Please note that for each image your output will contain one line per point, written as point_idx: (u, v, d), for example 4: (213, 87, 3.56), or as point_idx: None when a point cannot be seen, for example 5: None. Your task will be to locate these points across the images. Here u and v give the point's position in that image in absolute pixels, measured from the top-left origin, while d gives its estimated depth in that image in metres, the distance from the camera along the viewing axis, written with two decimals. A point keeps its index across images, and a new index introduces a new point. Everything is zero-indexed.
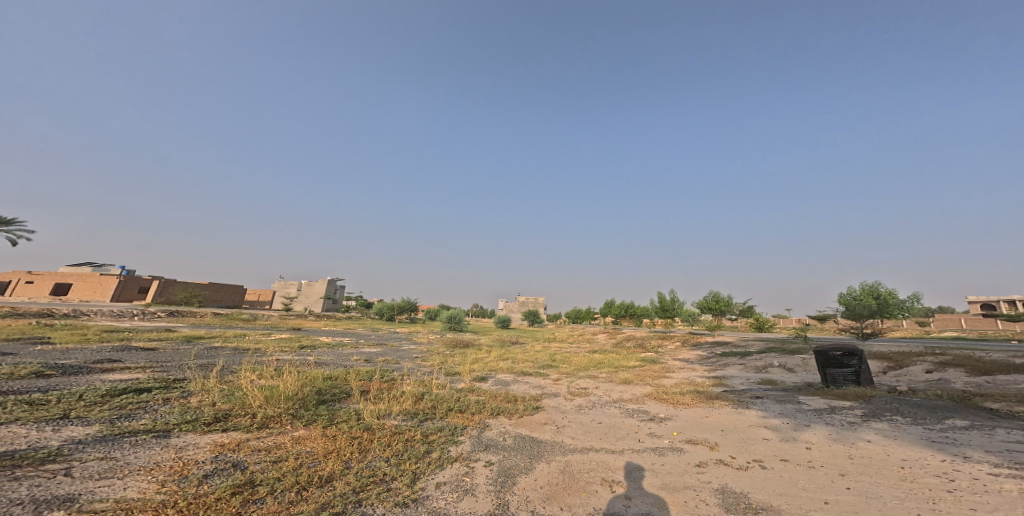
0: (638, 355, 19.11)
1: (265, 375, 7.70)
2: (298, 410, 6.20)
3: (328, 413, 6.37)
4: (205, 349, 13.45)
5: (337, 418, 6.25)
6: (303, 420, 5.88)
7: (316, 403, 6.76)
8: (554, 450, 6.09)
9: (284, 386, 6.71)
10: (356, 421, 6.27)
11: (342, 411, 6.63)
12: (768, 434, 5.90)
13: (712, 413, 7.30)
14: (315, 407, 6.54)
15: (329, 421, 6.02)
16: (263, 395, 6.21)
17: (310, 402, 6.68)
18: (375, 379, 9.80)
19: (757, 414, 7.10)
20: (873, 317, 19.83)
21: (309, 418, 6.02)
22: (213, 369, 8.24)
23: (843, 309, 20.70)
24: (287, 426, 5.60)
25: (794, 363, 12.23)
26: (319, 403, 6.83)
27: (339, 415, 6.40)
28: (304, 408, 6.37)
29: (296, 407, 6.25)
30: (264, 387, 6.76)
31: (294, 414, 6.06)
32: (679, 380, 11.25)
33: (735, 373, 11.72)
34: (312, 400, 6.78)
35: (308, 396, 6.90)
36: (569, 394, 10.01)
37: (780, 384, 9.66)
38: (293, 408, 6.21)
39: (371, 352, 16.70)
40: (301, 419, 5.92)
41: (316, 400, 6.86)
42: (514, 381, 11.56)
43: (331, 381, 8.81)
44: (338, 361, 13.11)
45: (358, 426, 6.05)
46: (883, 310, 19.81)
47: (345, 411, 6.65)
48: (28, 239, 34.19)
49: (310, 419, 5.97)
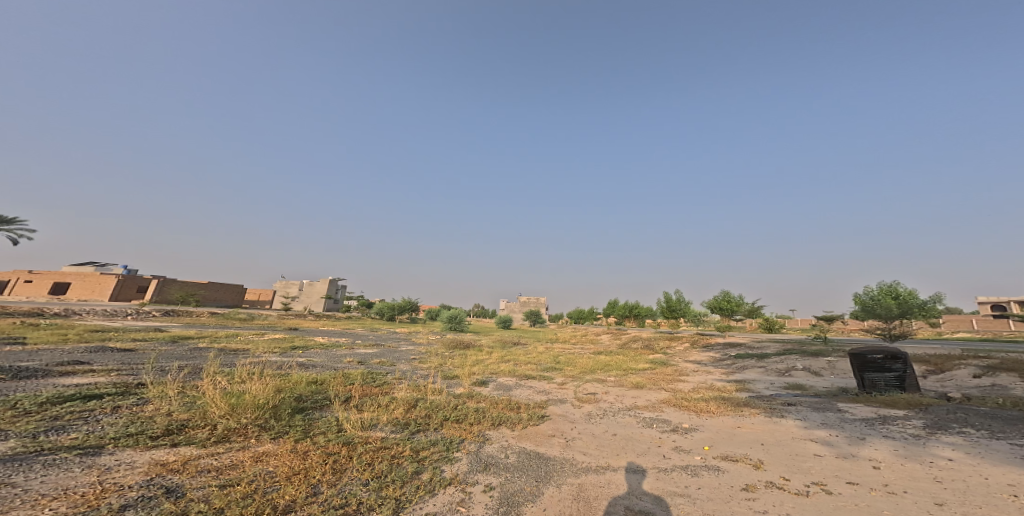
0: (646, 357, 18.20)
1: (237, 379, 6.86)
2: (266, 421, 5.37)
3: (303, 424, 5.55)
4: (187, 349, 12.58)
5: (312, 431, 5.43)
6: (272, 433, 5.06)
7: (291, 414, 5.94)
8: (564, 470, 5.22)
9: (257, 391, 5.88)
10: (335, 434, 5.44)
11: (320, 422, 5.81)
12: (819, 449, 5.07)
13: (744, 423, 6.44)
14: (290, 418, 5.72)
15: (303, 434, 5.19)
16: (227, 403, 5.36)
17: (284, 413, 5.85)
18: (366, 384, 8.93)
19: (796, 424, 6.25)
20: (894, 318, 18.81)
21: (279, 431, 5.18)
22: (183, 373, 7.37)
23: (862, 309, 19.68)
24: (250, 440, 4.77)
25: (820, 365, 11.33)
26: (294, 413, 6.00)
27: (317, 427, 5.58)
28: (275, 419, 5.54)
29: (266, 418, 5.42)
30: (232, 393, 5.92)
31: (263, 426, 5.25)
32: (696, 385, 10.33)
33: (757, 377, 10.81)
34: (286, 408, 5.99)
35: (283, 404, 6.11)
36: (577, 401, 9.12)
37: (811, 389, 8.76)
38: (262, 418, 5.39)
39: (365, 353, 15.84)
40: (269, 431, 5.10)
41: (291, 410, 6.04)
42: (517, 386, 10.67)
43: (314, 386, 7.97)
44: (330, 363, 12.25)
45: (336, 440, 5.21)
46: (905, 310, 18.79)
47: (324, 421, 5.85)
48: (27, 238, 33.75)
49: (281, 431, 5.16)
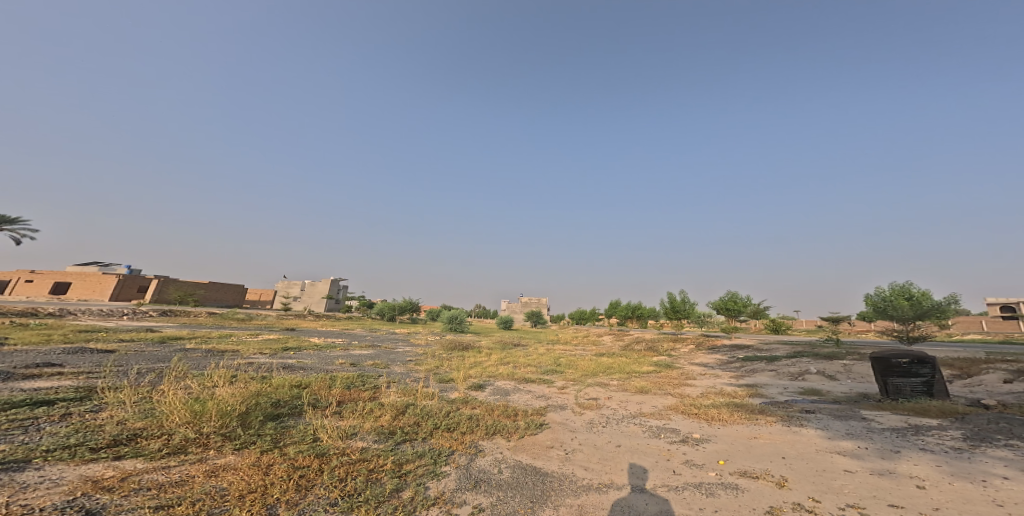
0: (650, 359, 17.57)
1: (209, 384, 6.34)
2: (232, 429, 4.89)
3: (272, 434, 5.06)
4: (174, 350, 12.12)
5: (283, 441, 4.97)
6: (235, 445, 4.57)
7: (262, 421, 5.45)
8: (562, 489, 4.67)
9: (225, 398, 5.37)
10: (308, 444, 4.95)
11: (293, 431, 5.33)
12: (848, 464, 4.47)
13: (761, 433, 5.84)
14: (261, 427, 5.24)
15: (272, 447, 4.71)
16: (188, 409, 4.85)
17: (253, 421, 5.36)
18: (354, 388, 8.42)
19: (819, 433, 5.64)
20: (913, 319, 17.97)
21: (244, 442, 4.70)
22: (155, 377, 6.87)
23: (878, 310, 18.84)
24: (208, 454, 4.27)
25: (835, 369, 10.68)
26: (265, 421, 5.51)
27: (288, 438, 5.08)
28: (242, 428, 5.06)
29: (232, 426, 4.95)
30: (198, 398, 5.41)
31: (227, 436, 4.77)
32: (704, 389, 9.77)
33: (768, 381, 10.23)
34: (257, 416, 5.49)
35: (253, 412, 5.60)
36: (578, 407, 8.56)
37: (829, 395, 8.17)
38: (227, 427, 4.90)
39: (359, 354, 15.31)
40: (233, 442, 4.63)
41: (262, 417, 5.55)
42: (515, 390, 10.14)
43: (297, 391, 7.46)
44: (321, 365, 11.78)
45: (308, 451, 4.72)
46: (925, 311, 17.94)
47: (298, 430, 5.36)
48: None
49: (246, 443, 4.68)
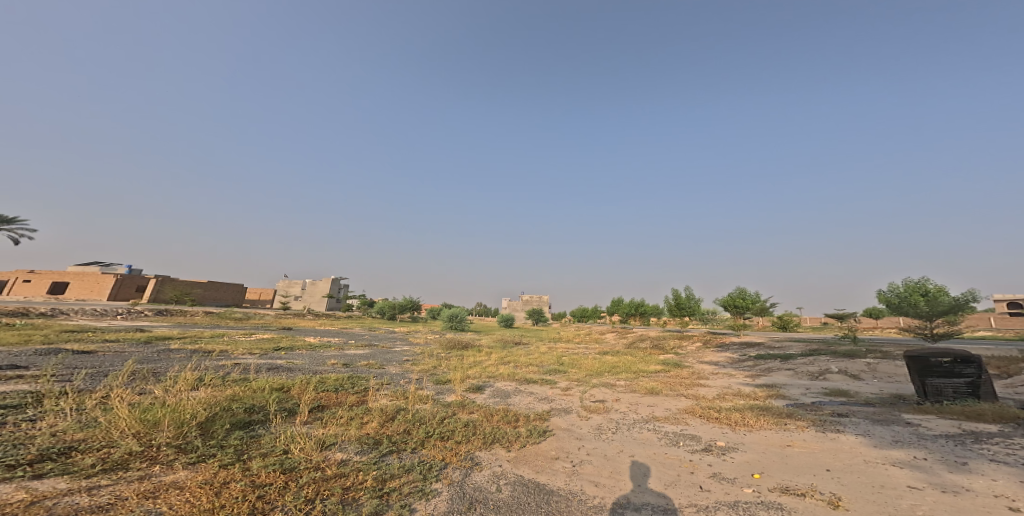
0: (657, 357, 16.89)
1: (172, 386, 5.67)
2: (188, 440, 4.29)
3: (237, 445, 4.45)
4: (157, 350, 11.52)
5: (248, 454, 4.36)
6: (189, 460, 3.95)
7: (227, 431, 4.83)
8: (570, 510, 4.00)
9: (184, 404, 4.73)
10: (277, 457, 4.33)
11: (262, 440, 4.72)
12: (910, 478, 3.78)
13: (795, 441, 5.17)
14: (224, 437, 4.62)
15: (232, 461, 4.09)
16: (136, 416, 4.22)
17: (216, 431, 4.73)
18: (342, 391, 7.79)
19: (861, 441, 4.95)
20: (939, 316, 17.04)
21: (201, 455, 4.09)
22: (119, 380, 6.23)
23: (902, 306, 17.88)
24: (152, 472, 3.66)
25: (859, 368, 9.98)
26: (231, 430, 4.89)
27: (255, 450, 4.46)
28: (201, 438, 4.46)
29: (189, 436, 4.35)
30: (155, 404, 4.77)
31: (181, 448, 4.15)
32: (720, 390, 9.08)
33: (787, 381, 9.55)
34: (221, 425, 4.86)
35: (218, 421, 4.97)
36: (583, 411, 7.90)
37: (859, 397, 7.49)
38: (182, 438, 4.28)
39: (354, 354, 14.69)
40: (188, 456, 4.01)
41: (228, 426, 4.92)
42: (516, 391, 9.50)
43: (277, 395, 6.82)
44: (312, 365, 11.18)
45: (273, 466, 4.10)
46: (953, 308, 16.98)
47: (267, 441, 4.72)
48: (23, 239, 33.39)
49: (202, 457, 4.06)
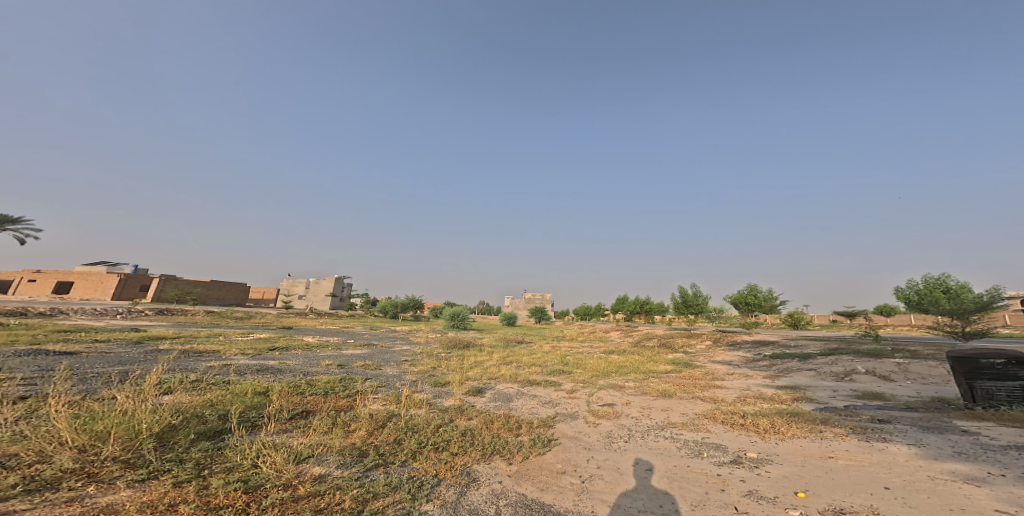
0: (665, 357, 16.22)
1: (134, 387, 5.06)
2: (139, 454, 3.64)
3: (200, 456, 3.82)
4: (144, 351, 11.01)
5: (211, 467, 3.73)
6: (135, 476, 3.31)
7: (191, 442, 4.19)
8: None
9: (140, 411, 4.09)
10: (244, 473, 3.69)
11: (231, 450, 4.08)
12: (993, 500, 3.16)
13: (837, 454, 4.56)
14: (186, 448, 3.98)
15: (188, 476, 3.45)
16: (76, 425, 3.59)
17: (177, 442, 4.09)
18: (331, 396, 7.20)
19: (916, 453, 4.33)
20: (967, 315, 16.13)
21: (154, 470, 3.45)
22: (81, 385, 5.64)
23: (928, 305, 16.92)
24: (83, 492, 3.01)
25: (887, 369, 9.30)
26: (196, 441, 4.25)
27: (220, 463, 3.82)
28: (157, 451, 3.81)
29: (142, 449, 3.70)
30: (107, 409, 4.14)
31: (128, 463, 3.51)
32: (739, 392, 8.43)
33: (812, 383, 8.89)
34: (184, 435, 4.21)
35: (181, 432, 4.32)
36: (591, 417, 7.29)
37: (895, 401, 6.86)
38: (131, 450, 3.63)
39: (351, 354, 14.16)
40: (135, 471, 3.37)
41: (193, 436, 4.28)
42: (518, 394, 8.91)
43: (257, 400, 6.19)
44: (304, 366, 10.64)
45: (236, 483, 3.47)
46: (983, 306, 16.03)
47: (234, 451, 4.06)
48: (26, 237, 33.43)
49: (153, 472, 3.41)
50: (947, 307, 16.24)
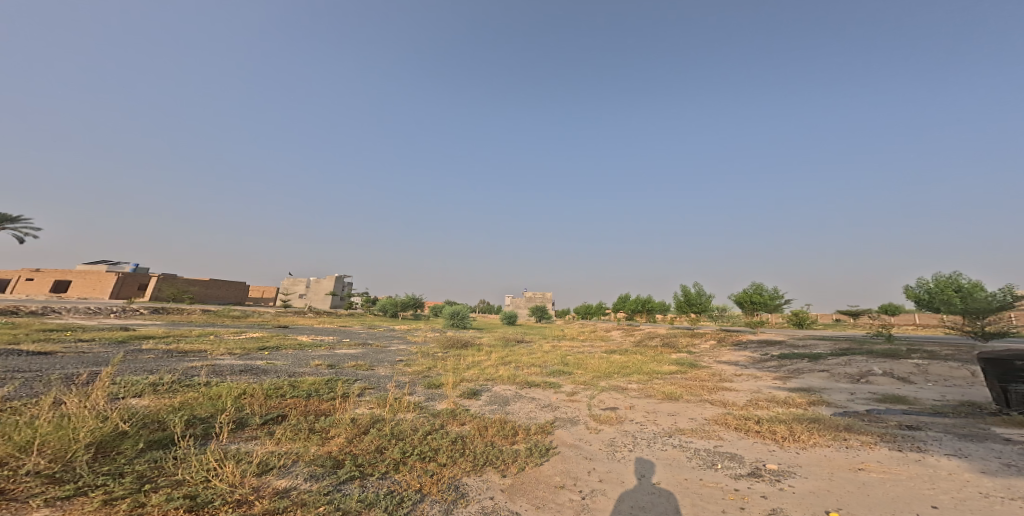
0: (669, 357, 15.72)
1: (89, 390, 4.58)
2: (71, 467, 3.17)
3: (144, 468, 3.35)
4: (126, 351, 10.56)
5: (155, 481, 3.26)
6: (58, 493, 2.84)
7: (139, 451, 3.72)
8: None
9: (79, 416, 3.61)
10: (192, 488, 3.22)
11: (183, 461, 3.61)
12: None
13: (868, 466, 4.06)
14: (132, 459, 3.51)
15: (124, 492, 2.99)
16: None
17: (123, 452, 3.61)
18: (314, 399, 6.72)
19: (961, 466, 3.83)
20: (984, 314, 15.54)
21: (83, 485, 2.99)
22: (36, 388, 5.17)
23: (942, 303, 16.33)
24: None
25: (906, 370, 8.78)
26: (147, 450, 3.78)
27: (166, 476, 3.34)
28: (95, 463, 3.34)
29: (75, 461, 3.23)
30: (44, 414, 3.66)
31: (55, 477, 3.04)
32: (750, 395, 7.93)
33: (827, 385, 8.37)
34: (132, 443, 3.74)
35: (131, 440, 3.85)
36: (592, 422, 6.81)
37: (921, 405, 6.35)
38: (61, 462, 3.16)
39: (344, 354, 13.71)
40: (59, 487, 2.90)
41: (143, 444, 3.81)
42: (515, 397, 8.44)
43: (231, 403, 5.72)
44: (292, 367, 10.17)
45: (178, 501, 2.99)
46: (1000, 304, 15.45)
47: (187, 462, 3.59)
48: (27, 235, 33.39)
49: (81, 487, 2.94)
50: (963, 305, 15.64)
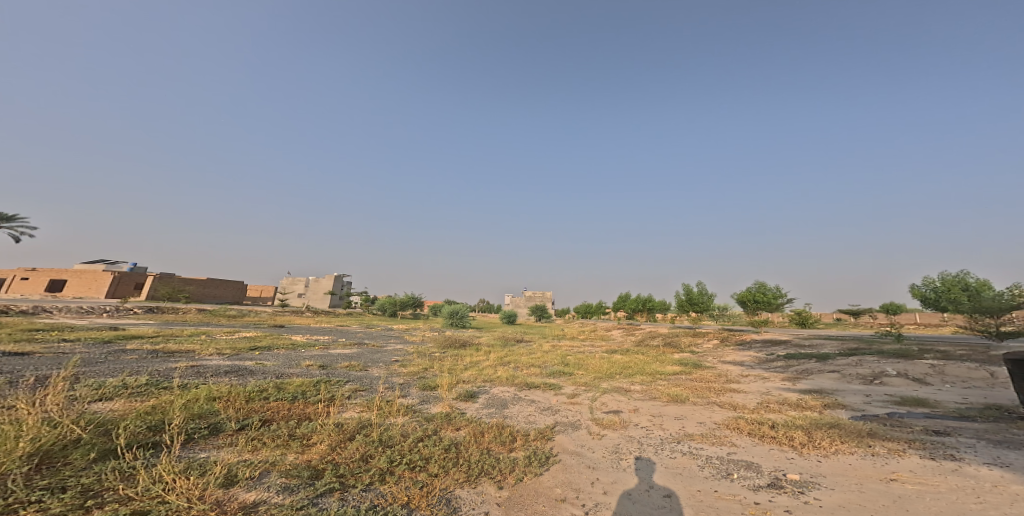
0: (672, 357, 15.34)
1: (46, 394, 4.21)
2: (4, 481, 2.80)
3: (89, 481, 2.99)
4: (110, 351, 10.17)
5: (101, 497, 2.89)
6: None
7: (92, 462, 3.35)
8: None
9: (21, 424, 3.24)
10: (141, 503, 2.85)
11: (140, 472, 3.24)
12: None
13: (900, 476, 3.69)
14: (77, 472, 3.14)
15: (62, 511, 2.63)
16: None
17: (72, 463, 3.25)
18: (299, 402, 6.33)
19: (1005, 478, 3.46)
20: (995, 313, 15.13)
21: (14, 502, 2.62)
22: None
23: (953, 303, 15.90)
24: None
25: (921, 371, 8.41)
26: (101, 461, 3.41)
27: (114, 490, 2.97)
28: (36, 477, 2.97)
29: (10, 474, 2.86)
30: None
31: None
32: (760, 398, 7.55)
33: (841, 387, 7.98)
34: (84, 454, 3.37)
35: (81, 450, 3.48)
36: (595, 427, 6.43)
37: (944, 408, 5.98)
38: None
39: (338, 354, 13.32)
40: None
41: (97, 455, 3.44)
42: (514, 400, 8.06)
43: (207, 407, 5.34)
44: (282, 368, 9.78)
45: None
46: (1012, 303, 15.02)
47: (144, 473, 3.23)
48: (24, 234, 33.20)
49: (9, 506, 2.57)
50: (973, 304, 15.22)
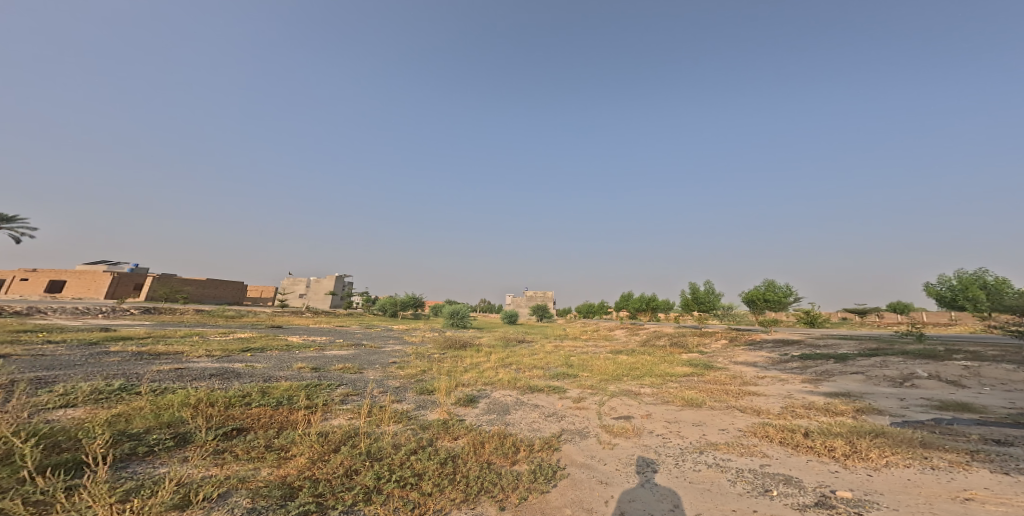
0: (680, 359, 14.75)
1: None
2: None
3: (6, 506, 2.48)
4: (92, 353, 9.68)
5: None
6: None
7: (17, 482, 2.84)
8: None
9: None
10: None
11: (72, 496, 2.72)
12: None
13: (976, 495, 3.12)
14: None
15: None
16: None
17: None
18: (283, 408, 5.79)
19: None
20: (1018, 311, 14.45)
21: None
22: None
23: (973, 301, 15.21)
24: None
25: (955, 372, 7.82)
26: (29, 481, 2.89)
27: None
28: None
29: None
30: None
31: None
32: (783, 402, 6.97)
33: (870, 390, 7.38)
34: (11, 473, 2.86)
35: (9, 468, 2.97)
36: (605, 435, 5.89)
37: (993, 414, 5.38)
38: None
39: (334, 355, 12.80)
40: None
41: (26, 473, 2.92)
42: (517, 405, 7.51)
43: (177, 415, 4.81)
44: (271, 370, 9.25)
45: None
46: None
47: (75, 497, 2.71)
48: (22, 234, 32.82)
49: None
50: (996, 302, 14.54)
